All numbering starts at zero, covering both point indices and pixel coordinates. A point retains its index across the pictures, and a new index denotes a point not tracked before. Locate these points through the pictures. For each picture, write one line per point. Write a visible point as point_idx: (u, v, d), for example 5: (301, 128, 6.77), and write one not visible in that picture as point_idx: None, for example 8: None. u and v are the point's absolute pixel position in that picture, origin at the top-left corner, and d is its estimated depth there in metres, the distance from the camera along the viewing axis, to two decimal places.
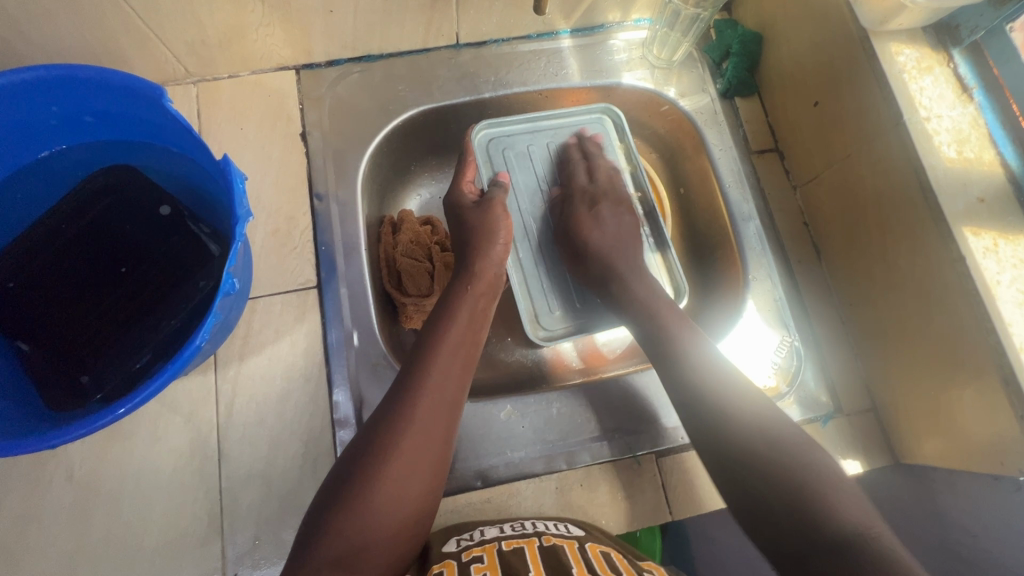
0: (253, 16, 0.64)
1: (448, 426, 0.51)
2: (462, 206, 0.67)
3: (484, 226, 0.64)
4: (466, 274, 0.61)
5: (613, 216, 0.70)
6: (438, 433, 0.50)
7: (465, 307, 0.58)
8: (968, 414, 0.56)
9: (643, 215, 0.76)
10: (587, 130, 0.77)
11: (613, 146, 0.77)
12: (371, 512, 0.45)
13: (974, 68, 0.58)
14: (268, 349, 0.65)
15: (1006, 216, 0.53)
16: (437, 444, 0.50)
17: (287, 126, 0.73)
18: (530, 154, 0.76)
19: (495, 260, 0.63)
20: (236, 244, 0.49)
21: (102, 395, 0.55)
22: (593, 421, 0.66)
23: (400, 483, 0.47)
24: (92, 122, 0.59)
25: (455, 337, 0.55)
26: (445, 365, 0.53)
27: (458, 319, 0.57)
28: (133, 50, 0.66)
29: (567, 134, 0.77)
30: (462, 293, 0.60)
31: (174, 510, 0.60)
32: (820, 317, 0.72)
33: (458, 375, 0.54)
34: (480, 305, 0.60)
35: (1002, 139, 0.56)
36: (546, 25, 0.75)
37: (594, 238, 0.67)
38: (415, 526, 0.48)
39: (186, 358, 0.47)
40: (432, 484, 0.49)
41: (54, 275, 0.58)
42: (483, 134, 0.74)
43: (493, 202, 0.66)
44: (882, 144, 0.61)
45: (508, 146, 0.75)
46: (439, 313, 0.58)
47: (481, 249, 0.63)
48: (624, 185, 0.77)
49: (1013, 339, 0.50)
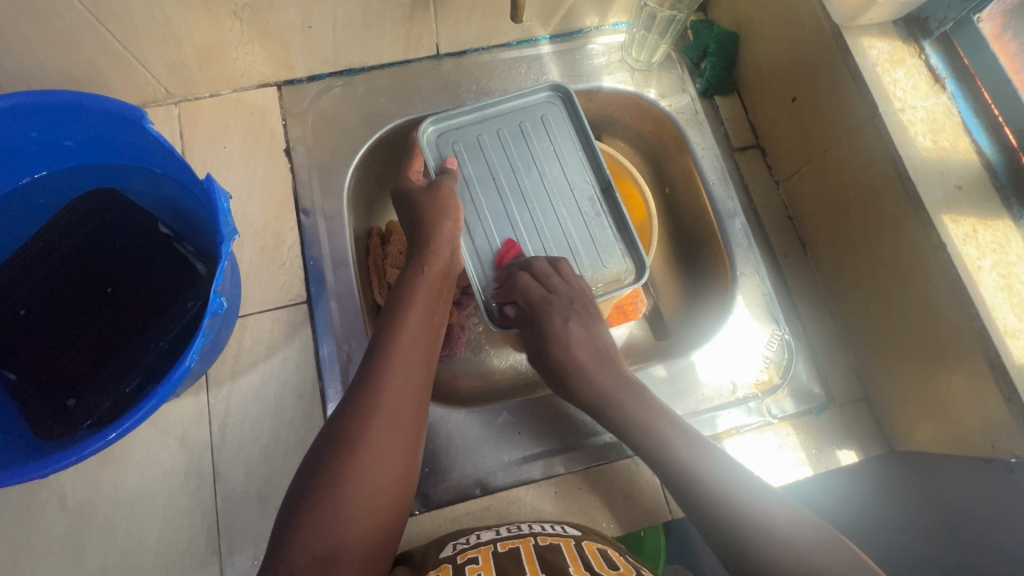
0: (233, 35, 0.64)
1: (417, 407, 0.52)
2: (411, 192, 0.62)
3: (434, 207, 0.60)
4: (420, 255, 0.59)
5: (582, 331, 0.61)
6: (407, 419, 0.50)
7: (423, 293, 0.57)
8: (959, 400, 0.56)
9: (596, 195, 0.67)
10: (538, 111, 0.69)
11: (568, 126, 0.69)
12: (348, 504, 0.44)
13: (946, 59, 0.59)
14: (260, 367, 0.65)
15: (982, 202, 0.54)
16: (407, 429, 0.50)
17: (271, 142, 0.73)
18: (481, 144, 0.68)
19: (447, 241, 0.60)
20: (222, 263, 0.50)
21: (91, 420, 0.55)
22: (572, 416, 0.66)
23: (377, 471, 0.47)
24: (72, 147, 0.58)
25: (414, 322, 0.55)
26: (407, 353, 0.53)
27: (417, 303, 0.56)
28: (113, 74, 0.66)
29: (514, 118, 0.69)
30: (417, 276, 0.58)
31: (171, 533, 0.60)
32: (809, 309, 0.73)
33: (420, 360, 0.53)
34: (435, 288, 0.59)
35: (976, 127, 0.57)
36: (525, 32, 0.76)
37: (577, 355, 0.60)
38: (396, 512, 0.48)
39: (176, 379, 0.47)
40: (407, 470, 0.49)
41: (41, 300, 0.58)
42: (430, 133, 0.68)
43: (442, 182, 0.61)
44: (860, 136, 0.62)
45: (457, 140, 0.68)
46: (397, 301, 0.56)
47: (432, 231, 0.59)
48: (581, 163, 0.68)
49: (997, 321, 0.51)
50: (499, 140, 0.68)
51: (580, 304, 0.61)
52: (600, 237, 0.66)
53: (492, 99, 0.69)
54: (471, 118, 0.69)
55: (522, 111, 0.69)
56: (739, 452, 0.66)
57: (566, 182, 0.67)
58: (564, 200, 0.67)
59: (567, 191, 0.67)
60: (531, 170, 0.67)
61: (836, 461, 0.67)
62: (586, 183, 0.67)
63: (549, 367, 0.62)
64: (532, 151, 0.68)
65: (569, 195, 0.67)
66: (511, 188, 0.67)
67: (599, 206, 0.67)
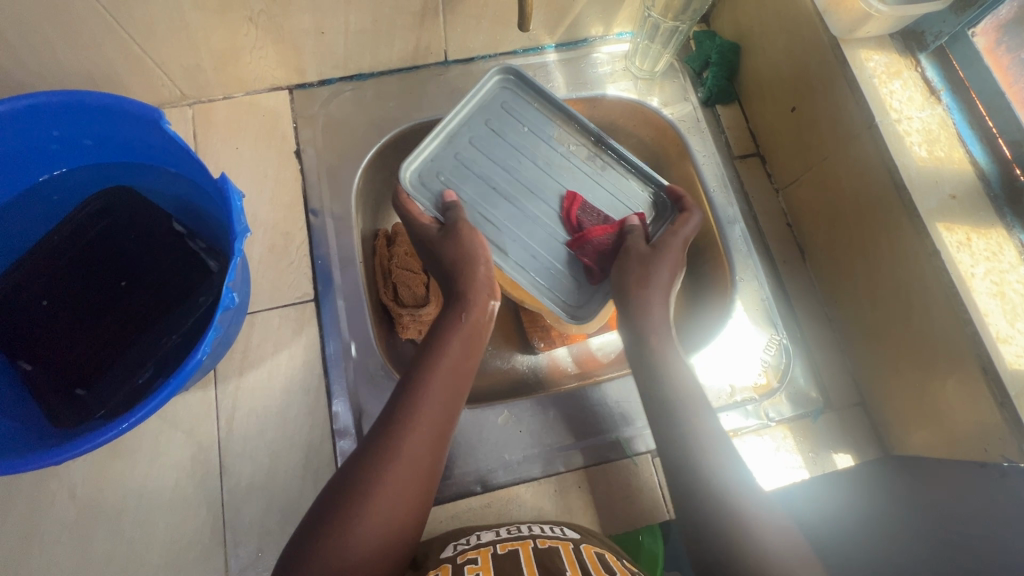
0: (247, 40, 0.66)
1: (434, 460, 0.50)
2: (429, 239, 0.60)
3: (465, 250, 0.58)
4: (458, 301, 0.58)
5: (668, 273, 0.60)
6: (422, 469, 0.49)
7: (458, 339, 0.56)
8: (953, 405, 0.57)
9: (589, 148, 0.69)
10: (496, 103, 0.68)
11: (530, 103, 0.69)
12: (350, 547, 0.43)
13: (941, 71, 0.61)
14: (267, 363, 0.66)
15: (975, 211, 0.56)
16: (425, 472, 0.49)
17: (282, 144, 0.75)
18: (463, 162, 0.65)
19: (485, 284, 0.58)
20: (234, 259, 0.51)
21: (105, 410, 0.56)
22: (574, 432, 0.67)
23: (389, 510, 0.46)
24: (91, 145, 0.60)
25: (446, 367, 0.54)
26: (435, 398, 0.52)
27: (453, 349, 0.55)
28: (130, 75, 0.68)
29: (478, 116, 0.67)
30: (455, 321, 0.57)
31: (177, 525, 0.61)
32: (807, 314, 0.74)
33: (447, 406, 0.52)
34: (471, 335, 0.57)
35: (971, 138, 0.58)
36: (531, 40, 0.78)
37: (652, 305, 0.58)
38: (401, 549, 0.47)
39: (189, 371, 0.48)
40: (418, 510, 0.48)
41: (56, 295, 0.59)
42: (413, 172, 0.64)
43: (456, 225, 0.60)
44: (857, 146, 0.63)
45: (440, 170, 0.65)
46: (430, 343, 0.55)
47: (470, 273, 0.58)
48: (562, 130, 0.68)
49: (989, 328, 0.52)
50: (477, 151, 0.66)
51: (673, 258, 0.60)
52: (618, 189, 0.68)
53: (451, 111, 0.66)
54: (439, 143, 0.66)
55: (482, 110, 0.67)
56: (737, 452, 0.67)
57: (556, 154, 0.67)
58: (563, 170, 0.67)
59: (560, 159, 0.67)
60: (520, 160, 0.66)
61: (831, 464, 0.68)
62: (575, 146, 0.68)
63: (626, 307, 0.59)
64: (509, 142, 0.67)
65: (562, 158, 0.67)
66: (512, 187, 0.65)
67: (598, 158, 0.68)
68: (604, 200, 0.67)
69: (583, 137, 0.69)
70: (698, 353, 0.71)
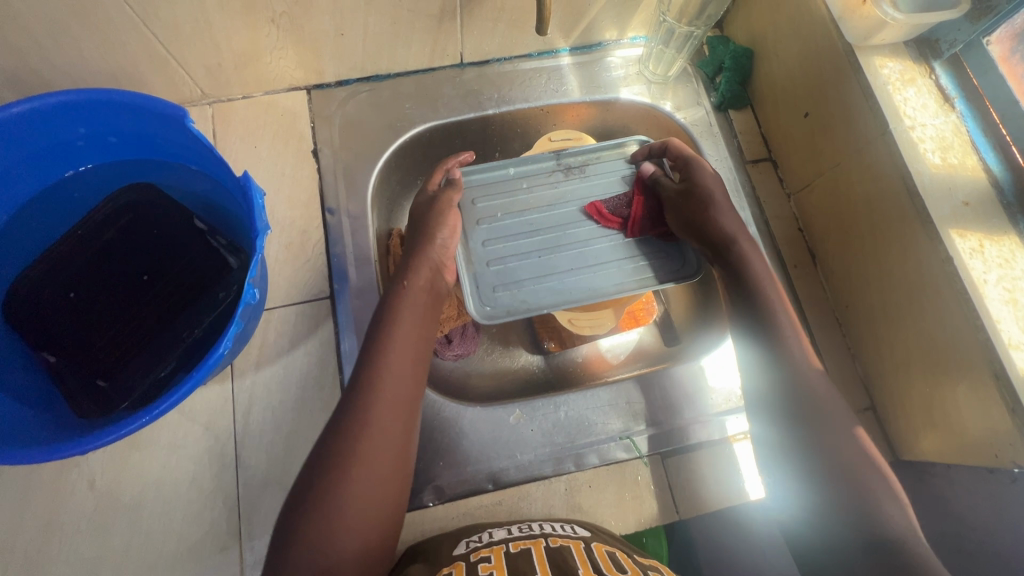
0: (269, 40, 0.67)
1: (405, 418, 0.52)
2: (405, 201, 0.65)
3: (424, 222, 0.62)
4: (405, 271, 0.59)
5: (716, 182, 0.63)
6: (396, 429, 0.51)
7: (407, 309, 0.56)
8: (963, 411, 0.58)
9: (565, 171, 0.72)
10: (476, 199, 0.70)
11: (501, 173, 0.72)
12: (338, 521, 0.46)
13: (955, 80, 0.61)
14: (283, 359, 0.67)
15: (989, 218, 0.56)
16: (393, 447, 0.50)
17: (299, 143, 0.76)
18: (500, 256, 0.67)
19: (429, 254, 0.61)
20: (255, 256, 0.52)
21: (127, 403, 0.58)
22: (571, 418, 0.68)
23: (362, 493, 0.47)
24: (115, 142, 0.62)
25: (401, 336, 0.54)
26: (394, 370, 0.52)
27: (403, 316, 0.56)
28: (153, 74, 0.69)
29: (473, 210, 0.69)
30: (401, 291, 0.58)
31: (193, 517, 0.62)
32: (817, 319, 0.74)
33: (408, 373, 0.53)
34: (427, 299, 0.59)
35: (984, 146, 0.59)
36: (546, 44, 0.79)
37: (721, 215, 0.60)
38: (389, 523, 0.49)
39: (210, 365, 0.49)
40: (396, 485, 0.50)
41: (78, 289, 0.60)
42: (485, 304, 0.65)
43: (440, 200, 0.65)
44: (871, 152, 0.64)
45: (492, 283, 0.66)
46: (380, 318, 0.56)
47: (418, 248, 0.61)
48: (535, 173, 0.72)
49: (1002, 334, 0.53)
50: (502, 248, 0.68)
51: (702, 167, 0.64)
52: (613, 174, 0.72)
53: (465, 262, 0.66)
54: (471, 260, 0.67)
55: (473, 219, 0.68)
56: (749, 454, 0.68)
57: (547, 198, 0.70)
58: (562, 199, 0.71)
59: (553, 194, 0.71)
60: (531, 223, 0.69)
61: None
62: (553, 175, 0.72)
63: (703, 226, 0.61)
64: (513, 218, 0.69)
65: (554, 193, 0.71)
66: (543, 243, 0.68)
67: (576, 171, 0.72)
68: (606, 188, 0.71)
69: (553, 166, 0.72)
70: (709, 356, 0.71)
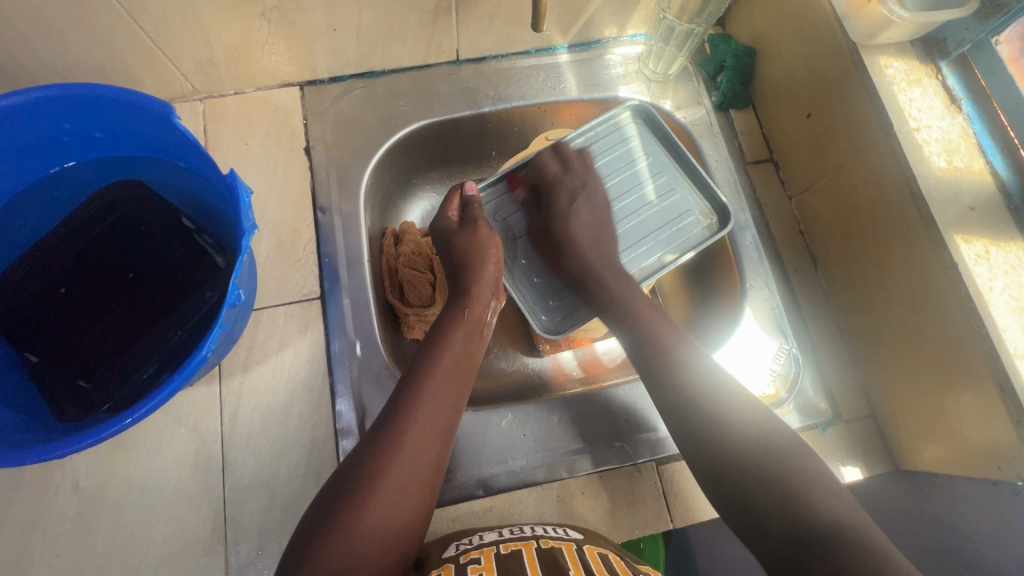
0: (259, 35, 0.66)
1: (442, 444, 0.52)
2: (448, 231, 0.66)
3: (473, 247, 0.64)
4: (463, 297, 0.62)
5: (589, 213, 0.67)
6: (432, 452, 0.51)
7: (458, 335, 0.58)
8: (966, 421, 0.56)
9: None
10: (504, 210, 0.71)
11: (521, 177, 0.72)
12: (360, 535, 0.45)
13: (963, 80, 0.59)
14: (272, 360, 0.66)
15: (996, 224, 0.55)
16: (429, 468, 0.50)
17: (291, 140, 0.75)
18: (545, 266, 0.70)
19: (487, 281, 0.63)
20: (242, 256, 0.51)
21: (109, 405, 0.56)
22: (580, 428, 0.67)
23: (391, 505, 0.47)
24: (101, 138, 0.60)
25: (450, 360, 0.56)
26: (439, 391, 0.53)
27: (454, 340, 0.58)
28: (143, 69, 0.68)
29: (507, 224, 0.71)
30: (457, 316, 0.60)
31: (179, 520, 0.61)
32: (818, 324, 0.73)
33: (451, 398, 0.54)
34: (476, 326, 0.60)
35: (991, 149, 0.57)
36: (544, 41, 0.77)
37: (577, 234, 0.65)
38: (406, 544, 0.48)
39: (193, 368, 0.48)
40: (421, 508, 0.50)
41: (65, 287, 0.59)
42: (543, 319, 0.68)
43: (475, 222, 0.65)
44: (874, 154, 0.62)
45: (546, 294, 0.69)
46: (431, 339, 0.58)
47: (477, 272, 0.62)
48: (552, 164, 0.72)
49: (1007, 344, 0.51)
50: (541, 258, 0.70)
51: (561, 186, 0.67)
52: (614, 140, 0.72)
53: (512, 280, 0.69)
54: (518, 275, 0.70)
55: (508, 231, 0.70)
56: None
57: None
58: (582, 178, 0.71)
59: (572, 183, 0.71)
60: None
61: (840, 477, 0.66)
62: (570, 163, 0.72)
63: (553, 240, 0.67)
64: None
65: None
66: None
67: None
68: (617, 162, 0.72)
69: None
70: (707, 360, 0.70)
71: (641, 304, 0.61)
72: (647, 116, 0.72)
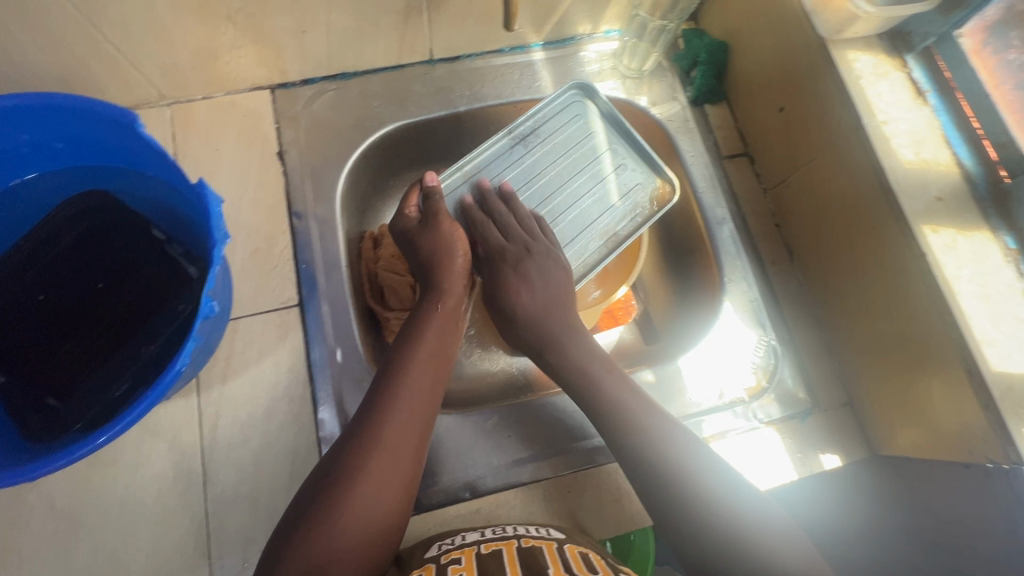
0: (226, 38, 0.64)
1: (418, 442, 0.52)
2: (409, 231, 0.64)
3: (439, 244, 0.62)
4: (433, 293, 0.61)
5: (540, 274, 0.63)
6: (408, 449, 0.50)
7: (432, 329, 0.58)
8: (936, 405, 0.58)
9: (521, 142, 0.70)
10: (460, 205, 0.68)
11: (468, 171, 0.69)
12: (338, 532, 0.45)
13: (929, 73, 0.61)
14: (251, 370, 0.65)
15: (961, 213, 0.56)
16: (408, 461, 0.50)
17: (263, 145, 0.73)
18: None
19: (458, 274, 0.62)
20: (213, 267, 0.49)
21: (82, 423, 0.55)
22: (567, 425, 0.67)
23: (370, 501, 0.47)
24: (63, 148, 0.58)
25: (423, 355, 0.56)
26: (414, 389, 0.53)
27: (427, 337, 0.57)
28: (106, 76, 0.65)
29: (464, 218, 0.68)
30: (430, 312, 0.59)
31: (160, 536, 0.60)
32: (796, 316, 0.74)
33: (427, 396, 0.54)
34: (448, 321, 0.60)
35: (957, 139, 0.58)
36: (518, 38, 0.77)
37: (523, 300, 0.63)
38: (387, 539, 0.48)
39: (167, 382, 0.47)
40: (402, 503, 0.50)
41: (32, 301, 0.58)
42: None
43: (437, 216, 0.63)
44: (845, 146, 0.63)
45: None
46: (405, 336, 0.58)
47: (443, 268, 0.62)
48: (496, 155, 0.70)
49: (973, 330, 0.53)
50: None
51: (522, 257, 0.64)
52: (580, 129, 0.71)
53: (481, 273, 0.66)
54: (489, 268, 0.67)
55: (466, 225, 0.68)
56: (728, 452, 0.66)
57: (521, 177, 0.70)
58: (525, 173, 0.70)
59: (522, 173, 0.70)
60: None
61: (818, 464, 0.67)
62: (516, 153, 0.70)
63: (506, 308, 0.65)
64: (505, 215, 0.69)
65: (522, 171, 0.70)
66: None
67: (530, 139, 0.70)
68: (567, 141, 0.71)
69: (508, 143, 0.70)
70: (685, 356, 0.71)
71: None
72: (591, 96, 0.73)
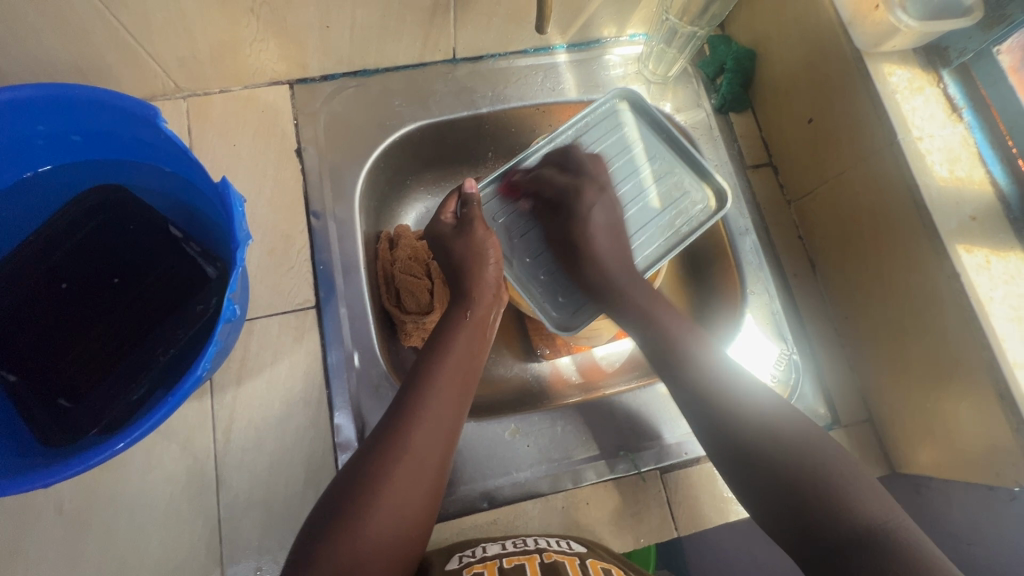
0: (247, 32, 0.63)
1: (444, 454, 0.50)
2: (444, 236, 0.62)
3: (470, 252, 0.60)
4: (463, 299, 0.59)
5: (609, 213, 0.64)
6: (433, 462, 0.49)
7: (462, 339, 0.57)
8: (963, 426, 0.57)
9: None
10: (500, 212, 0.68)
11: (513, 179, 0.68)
12: (359, 544, 0.44)
13: (964, 89, 0.60)
14: (266, 372, 0.64)
15: (996, 234, 0.55)
16: (433, 471, 0.49)
17: (281, 141, 0.72)
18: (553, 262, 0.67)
19: (490, 282, 0.60)
20: (236, 269, 0.47)
21: (97, 426, 0.54)
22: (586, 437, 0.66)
23: (393, 515, 0.46)
24: (79, 142, 0.57)
25: (452, 366, 0.54)
26: (441, 400, 0.52)
27: (457, 346, 0.56)
28: (123, 67, 0.64)
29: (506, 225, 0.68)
30: (459, 321, 0.58)
31: (172, 541, 0.58)
32: (817, 329, 0.73)
33: (452, 408, 0.52)
34: (478, 332, 0.58)
35: (991, 158, 0.58)
36: (543, 40, 0.76)
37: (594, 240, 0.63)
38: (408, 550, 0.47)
39: (187, 388, 0.45)
40: (424, 516, 0.48)
41: (45, 297, 0.56)
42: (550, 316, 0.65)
43: (472, 222, 0.61)
44: (877, 161, 0.62)
45: (557, 291, 0.66)
46: (435, 344, 0.56)
47: (474, 275, 0.59)
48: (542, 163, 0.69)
49: (1007, 353, 0.52)
50: (546, 256, 0.67)
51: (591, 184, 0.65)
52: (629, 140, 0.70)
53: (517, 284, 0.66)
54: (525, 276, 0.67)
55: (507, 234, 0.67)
56: None
57: None
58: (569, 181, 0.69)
59: None
60: None
61: None
62: None
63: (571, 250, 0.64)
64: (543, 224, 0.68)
65: None
66: None
67: None
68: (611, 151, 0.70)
69: None
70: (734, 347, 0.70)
71: (642, 313, 0.60)
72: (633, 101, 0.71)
